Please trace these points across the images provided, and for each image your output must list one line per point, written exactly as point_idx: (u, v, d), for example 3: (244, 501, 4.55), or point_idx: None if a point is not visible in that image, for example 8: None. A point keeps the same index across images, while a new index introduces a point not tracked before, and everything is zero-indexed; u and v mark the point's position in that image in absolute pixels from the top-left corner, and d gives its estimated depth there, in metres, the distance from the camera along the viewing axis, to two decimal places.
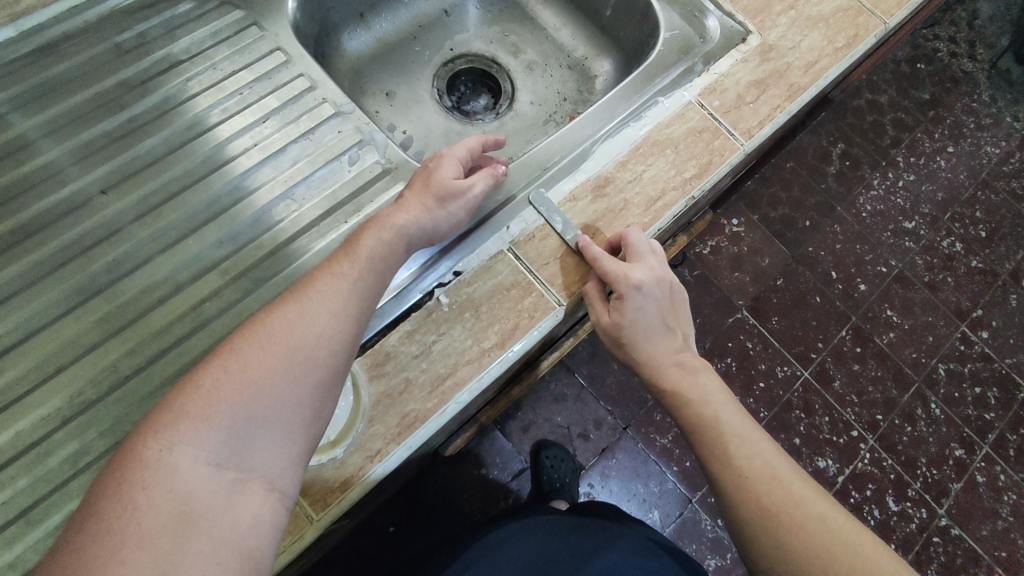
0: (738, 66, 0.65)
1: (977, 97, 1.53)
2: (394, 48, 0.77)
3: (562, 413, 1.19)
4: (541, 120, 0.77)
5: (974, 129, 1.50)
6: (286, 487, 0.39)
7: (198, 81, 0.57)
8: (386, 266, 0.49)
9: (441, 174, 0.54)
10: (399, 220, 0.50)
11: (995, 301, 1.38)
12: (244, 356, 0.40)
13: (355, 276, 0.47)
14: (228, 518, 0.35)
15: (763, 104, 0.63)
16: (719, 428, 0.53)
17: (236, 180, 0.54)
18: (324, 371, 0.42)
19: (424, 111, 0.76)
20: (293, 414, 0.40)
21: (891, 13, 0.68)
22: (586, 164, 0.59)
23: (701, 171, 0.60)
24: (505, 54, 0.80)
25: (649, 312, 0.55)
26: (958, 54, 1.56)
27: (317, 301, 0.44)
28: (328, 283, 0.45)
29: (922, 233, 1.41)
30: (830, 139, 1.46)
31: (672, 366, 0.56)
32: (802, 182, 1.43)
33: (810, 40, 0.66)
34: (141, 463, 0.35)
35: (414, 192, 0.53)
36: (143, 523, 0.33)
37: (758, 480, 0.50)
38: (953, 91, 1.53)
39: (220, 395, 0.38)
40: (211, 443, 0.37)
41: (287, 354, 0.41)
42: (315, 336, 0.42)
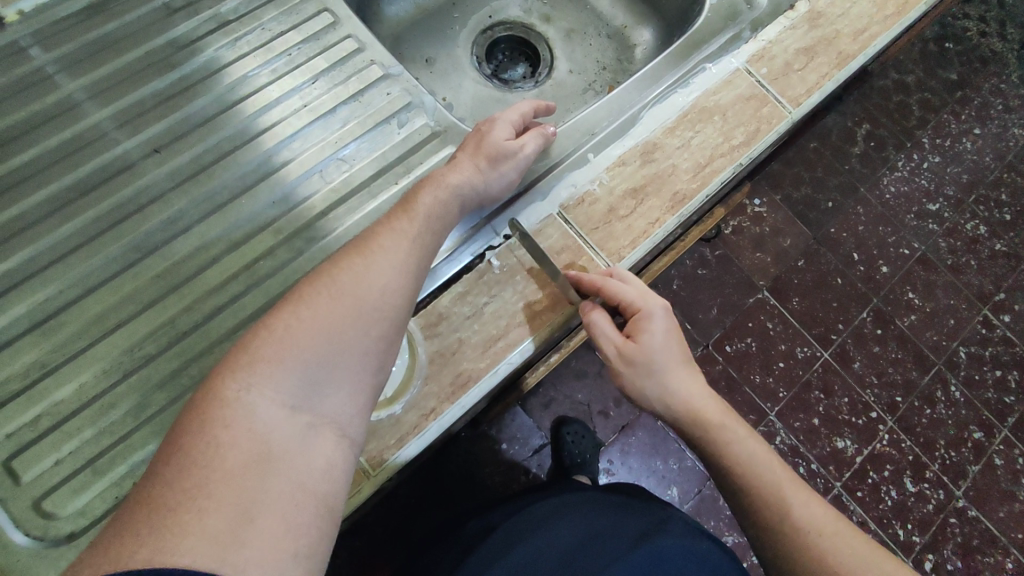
0: (786, 33, 0.64)
1: (1006, 77, 1.51)
2: (431, 14, 0.76)
3: (583, 390, 1.20)
4: (580, 89, 0.77)
5: (1002, 111, 1.48)
6: (352, 435, 0.39)
7: (246, 42, 0.57)
8: (441, 226, 0.49)
9: (492, 136, 0.54)
10: (454, 180, 0.51)
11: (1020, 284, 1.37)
12: (314, 303, 0.40)
13: (412, 232, 0.47)
14: (303, 460, 0.36)
15: (810, 72, 0.63)
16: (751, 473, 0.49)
17: (285, 141, 0.54)
18: (389, 324, 0.42)
19: (462, 79, 0.75)
20: (359, 364, 0.40)
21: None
22: (634, 129, 0.59)
23: (749, 138, 0.59)
24: (541, 22, 0.79)
25: (670, 336, 0.52)
26: (988, 33, 1.53)
27: (380, 255, 0.44)
28: (389, 239, 0.45)
29: (945, 215, 1.40)
30: (855, 119, 1.44)
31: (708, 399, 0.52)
32: (826, 163, 1.41)
33: (858, 7, 0.66)
34: (223, 401, 0.35)
35: (464, 154, 0.53)
36: (226, 459, 0.33)
37: (807, 536, 0.46)
38: (981, 71, 1.50)
39: (293, 340, 0.38)
40: (284, 387, 0.37)
41: (355, 305, 0.41)
42: (380, 289, 0.43)
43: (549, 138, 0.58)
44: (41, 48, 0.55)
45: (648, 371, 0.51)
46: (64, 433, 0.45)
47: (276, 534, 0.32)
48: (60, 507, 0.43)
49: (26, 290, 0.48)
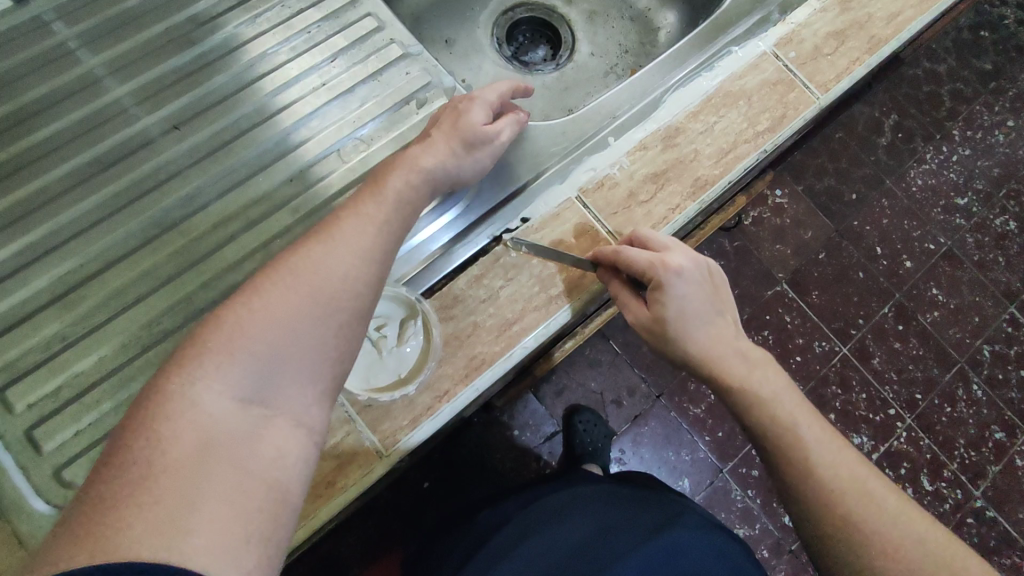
0: (816, 16, 0.63)
1: None
2: None
3: (596, 378, 1.19)
4: (601, 72, 0.75)
5: None
6: (310, 424, 0.36)
7: (266, 19, 0.57)
8: (413, 211, 0.46)
9: (468, 116, 0.50)
10: (427, 163, 0.47)
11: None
12: (268, 291, 0.37)
13: (380, 217, 0.43)
14: (253, 453, 0.33)
15: (841, 57, 0.61)
16: (786, 429, 0.47)
17: (303, 119, 0.54)
18: (350, 310, 0.39)
19: (482, 60, 0.74)
20: (319, 351, 0.37)
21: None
22: (656, 113, 0.58)
23: (775, 124, 0.58)
24: (564, 3, 0.77)
25: (695, 299, 0.48)
26: None
27: (342, 238, 0.40)
28: (351, 224, 0.41)
29: (974, 210, 1.37)
30: (883, 110, 1.40)
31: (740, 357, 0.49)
32: (851, 154, 1.38)
33: None
34: (166, 395, 0.32)
35: (438, 135, 0.49)
36: (166, 454, 0.30)
37: (845, 492, 0.44)
38: (1018, 61, 1.46)
39: (244, 330, 0.35)
40: (233, 378, 0.34)
41: (313, 290, 0.37)
42: (341, 274, 0.39)
43: (523, 122, 0.54)
44: (63, 23, 0.55)
45: (670, 335, 0.48)
46: (83, 404, 0.45)
47: (222, 527, 0.29)
48: (79, 477, 0.43)
49: (47, 264, 0.49)
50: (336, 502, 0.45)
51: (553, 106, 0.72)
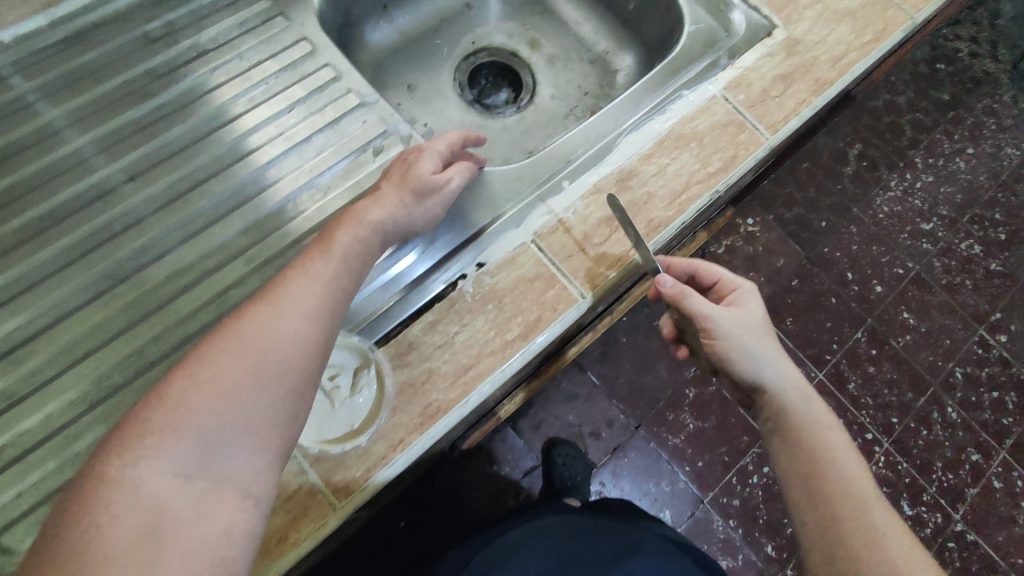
0: (763, 60, 0.65)
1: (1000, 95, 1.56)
2: (414, 41, 0.77)
3: (573, 411, 1.18)
4: (561, 114, 0.77)
5: (994, 130, 1.52)
6: (261, 493, 0.36)
7: (224, 71, 0.58)
8: (362, 265, 0.46)
9: (418, 168, 0.51)
10: (377, 216, 0.47)
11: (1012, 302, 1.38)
12: (213, 361, 0.36)
13: (327, 275, 0.43)
14: (198, 529, 0.32)
15: (788, 99, 0.63)
16: (825, 471, 0.49)
17: (261, 169, 0.54)
18: (299, 375, 0.38)
19: (444, 103, 0.75)
20: (266, 419, 0.36)
21: (918, 7, 0.68)
22: (610, 157, 0.59)
23: (726, 164, 0.60)
24: (525, 47, 0.79)
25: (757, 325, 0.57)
26: (979, 54, 1.56)
27: (290, 300, 0.40)
28: (299, 284, 0.41)
29: (939, 235, 1.41)
30: (847, 140, 1.45)
31: (798, 393, 0.52)
32: (819, 183, 1.42)
33: (836, 34, 0.67)
34: (107, 479, 0.32)
35: (388, 186, 0.50)
36: (107, 541, 0.30)
37: (831, 494, 0.48)
38: (975, 91, 1.53)
39: (188, 406, 0.34)
40: (177, 455, 0.33)
41: (259, 358, 0.37)
42: (289, 339, 0.38)
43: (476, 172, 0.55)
44: (21, 77, 0.56)
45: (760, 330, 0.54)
46: (28, 464, 0.44)
47: None
48: (22, 541, 0.42)
49: None
50: (287, 558, 0.44)
51: (512, 149, 0.74)
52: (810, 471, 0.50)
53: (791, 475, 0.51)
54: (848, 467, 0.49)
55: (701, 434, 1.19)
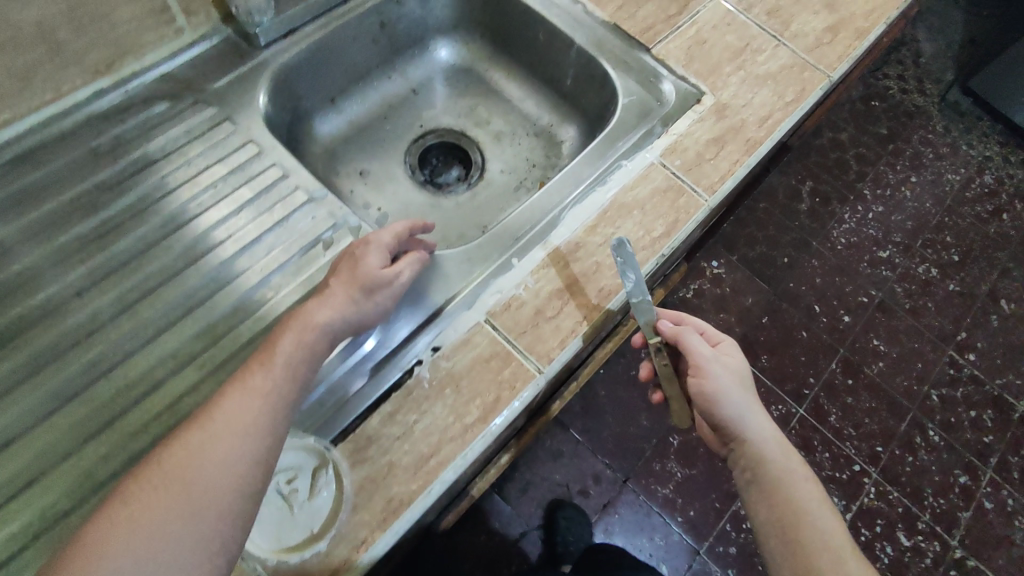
0: (695, 125, 0.69)
1: (933, 128, 1.73)
2: (365, 129, 0.79)
3: (560, 470, 1.17)
4: (512, 187, 0.79)
5: (934, 159, 1.68)
6: None
7: (172, 178, 0.59)
8: (306, 372, 0.46)
9: (365, 264, 0.51)
10: (322, 318, 0.48)
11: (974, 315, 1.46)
12: (140, 496, 0.38)
13: (268, 390, 0.44)
14: None
15: (722, 160, 0.67)
16: (803, 524, 0.49)
17: (212, 272, 0.55)
18: (227, 500, 0.39)
19: (397, 187, 0.77)
20: (189, 549, 0.37)
21: (833, 66, 0.75)
22: (556, 231, 0.61)
23: (669, 228, 0.62)
24: (472, 126, 0.83)
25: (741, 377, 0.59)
26: (905, 93, 1.77)
27: (222, 421, 0.41)
28: (234, 403, 0.43)
29: (897, 261, 1.50)
30: (798, 178, 1.59)
31: (777, 446, 0.53)
32: (776, 220, 1.53)
33: (759, 96, 0.72)
34: None
35: (336, 284, 0.50)
36: None
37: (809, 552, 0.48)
38: (909, 125, 1.72)
39: (110, 545, 0.36)
40: None
41: (184, 488, 0.39)
42: (217, 464, 0.40)
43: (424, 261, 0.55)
44: None
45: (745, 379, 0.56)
46: None
47: None
48: None
49: None
50: None
51: (468, 224, 0.76)
52: (787, 522, 0.50)
53: (769, 528, 0.51)
54: (825, 521, 0.49)
55: (690, 481, 1.17)
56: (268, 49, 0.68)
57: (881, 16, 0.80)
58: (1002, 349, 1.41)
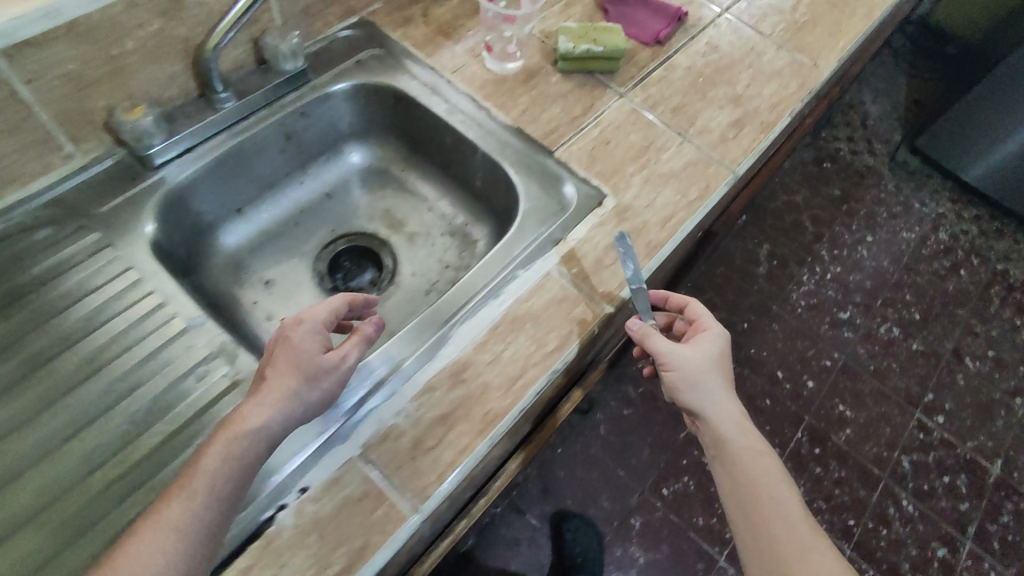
0: (595, 229, 0.68)
1: (884, 187, 1.83)
2: (274, 235, 0.79)
3: (516, 559, 1.25)
4: (422, 290, 0.78)
5: (887, 218, 1.77)
6: None
7: (44, 312, 0.58)
8: (234, 485, 0.46)
9: (302, 351, 0.51)
10: (255, 423, 0.47)
11: (938, 372, 1.52)
12: None
13: (182, 522, 0.43)
14: None
15: (621, 265, 0.66)
16: (761, 501, 0.52)
17: (73, 413, 0.53)
18: None
19: (302, 296, 0.76)
20: None
21: (737, 161, 0.76)
22: (442, 350, 0.59)
23: (562, 342, 0.60)
24: (384, 228, 0.82)
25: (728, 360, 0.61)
26: (857, 152, 1.89)
27: (127, 563, 0.41)
28: (147, 537, 0.43)
29: (858, 322, 1.56)
30: (755, 242, 1.66)
31: (739, 427, 0.56)
32: (739, 286, 1.59)
33: (663, 196, 0.72)
34: None
35: (277, 374, 0.50)
36: None
37: (774, 525, 0.51)
38: (862, 184, 1.83)
39: None
40: None
41: None
42: None
43: (371, 337, 0.54)
44: None
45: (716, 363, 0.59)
46: None
47: None
48: None
49: None
50: None
51: None
52: (750, 501, 0.53)
53: (729, 498, 0.55)
54: (781, 497, 0.53)
55: (654, 564, 1.26)
56: (164, 168, 0.67)
57: (784, 108, 0.82)
58: (970, 409, 1.47)
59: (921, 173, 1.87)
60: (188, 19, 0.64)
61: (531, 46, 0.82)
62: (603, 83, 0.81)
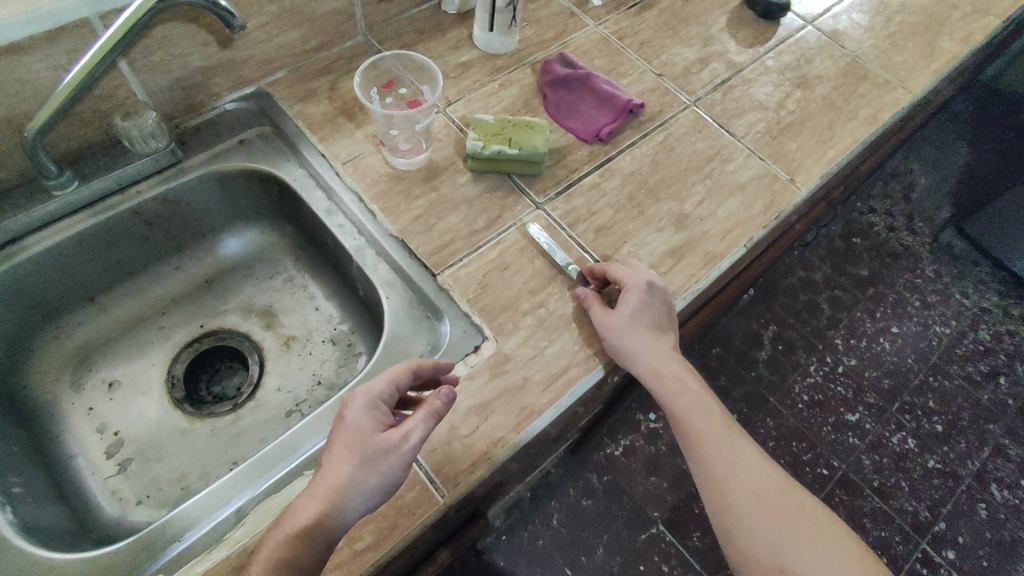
0: (459, 384, 0.56)
1: (921, 272, 1.42)
2: (132, 326, 0.70)
3: None
4: (284, 411, 0.67)
5: (919, 308, 1.36)
6: None
7: None
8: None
9: (361, 430, 0.47)
10: (309, 521, 0.44)
11: (961, 508, 1.15)
12: None
13: None
14: None
15: (479, 438, 0.54)
16: (709, 457, 0.57)
17: None
18: None
19: (146, 403, 0.66)
20: None
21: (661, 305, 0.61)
22: (231, 535, 0.49)
23: (376, 538, 0.49)
24: (260, 328, 0.73)
25: (654, 305, 0.59)
26: (896, 228, 1.47)
27: None
28: None
29: (867, 426, 1.21)
30: (760, 322, 1.33)
31: (678, 390, 0.58)
32: (736, 368, 1.27)
33: (557, 344, 0.59)
34: None
35: (334, 460, 0.46)
36: None
37: (726, 477, 0.56)
38: (892, 267, 1.41)
39: None
40: None
41: None
42: None
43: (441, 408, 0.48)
44: None
45: (629, 327, 0.57)
46: None
47: None
48: None
49: None
50: None
51: (216, 460, 0.63)
52: (698, 459, 0.57)
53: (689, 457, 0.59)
54: (729, 452, 0.57)
55: None
56: None
57: (739, 236, 0.66)
58: (991, 548, 1.11)
59: (972, 260, 1.45)
60: (1, 98, 0.54)
61: (445, 136, 0.71)
62: (520, 189, 0.68)
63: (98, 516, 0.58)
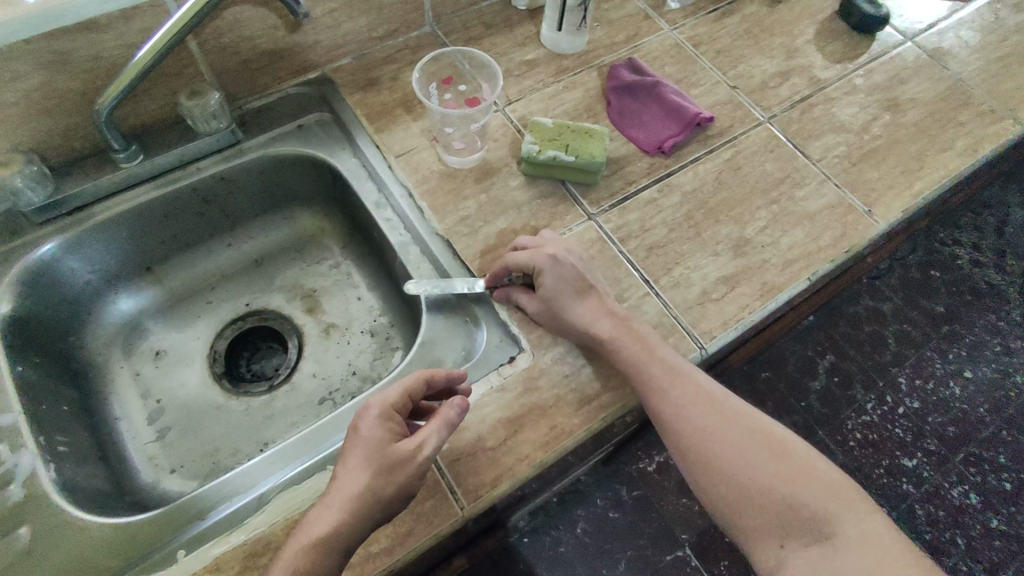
0: (490, 395, 0.54)
1: (1005, 314, 0.97)
2: (183, 298, 0.72)
3: None
4: (317, 398, 0.67)
5: (999, 353, 0.94)
6: None
7: None
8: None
9: (374, 441, 0.46)
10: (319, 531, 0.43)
11: None
12: None
13: None
14: None
15: (504, 453, 0.52)
16: (719, 456, 0.51)
17: None
18: None
19: (188, 374, 0.69)
20: None
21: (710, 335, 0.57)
22: (253, 519, 0.50)
23: (392, 542, 0.48)
24: (302, 312, 0.73)
25: (569, 276, 0.57)
26: (982, 262, 1.01)
27: None
28: None
29: (925, 474, 0.87)
30: (817, 347, 0.93)
31: (664, 377, 0.53)
32: (779, 400, 0.91)
33: (594, 365, 0.56)
34: None
35: (347, 470, 0.45)
36: None
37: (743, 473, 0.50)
38: (973, 304, 0.98)
39: None
40: None
41: None
42: None
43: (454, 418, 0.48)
44: None
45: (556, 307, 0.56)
46: None
47: None
48: None
49: None
50: None
51: (246, 439, 0.65)
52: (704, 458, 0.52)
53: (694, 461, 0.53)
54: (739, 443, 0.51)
55: None
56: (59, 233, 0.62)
57: (803, 269, 0.62)
58: None
59: None
60: (77, 73, 0.57)
61: (501, 136, 0.69)
62: (572, 198, 0.66)
63: (134, 480, 0.60)
